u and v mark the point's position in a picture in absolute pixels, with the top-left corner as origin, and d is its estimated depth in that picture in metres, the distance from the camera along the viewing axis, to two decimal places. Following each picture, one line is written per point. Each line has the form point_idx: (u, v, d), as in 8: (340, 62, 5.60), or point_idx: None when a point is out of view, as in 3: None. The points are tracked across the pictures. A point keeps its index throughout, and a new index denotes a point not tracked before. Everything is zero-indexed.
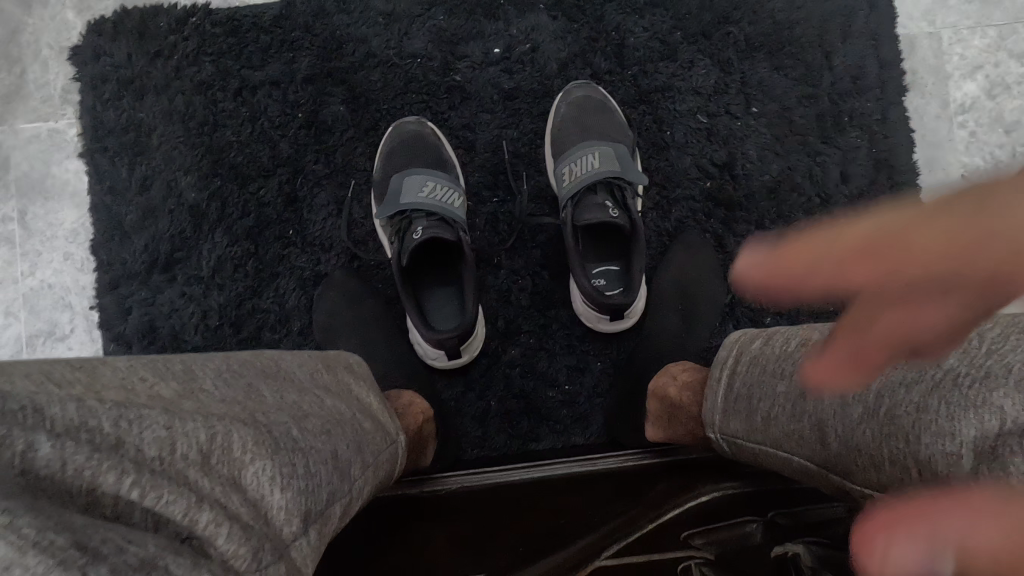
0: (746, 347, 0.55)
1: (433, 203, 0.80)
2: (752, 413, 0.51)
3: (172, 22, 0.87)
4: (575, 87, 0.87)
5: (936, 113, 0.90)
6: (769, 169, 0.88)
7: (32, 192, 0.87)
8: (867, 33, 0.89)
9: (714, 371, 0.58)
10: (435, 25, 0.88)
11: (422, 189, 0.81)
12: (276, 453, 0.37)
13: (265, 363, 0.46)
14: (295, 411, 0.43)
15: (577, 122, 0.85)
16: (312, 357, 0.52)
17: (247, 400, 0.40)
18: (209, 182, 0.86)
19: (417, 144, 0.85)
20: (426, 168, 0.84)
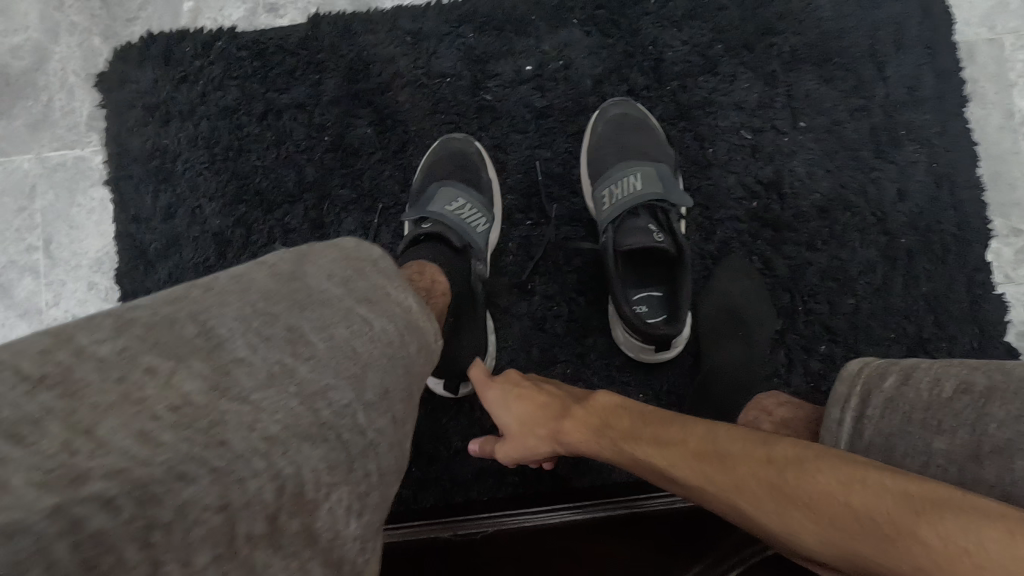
0: (876, 383, 0.49)
1: (457, 223, 0.77)
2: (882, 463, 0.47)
3: (197, 47, 0.85)
4: (612, 104, 0.83)
5: (1000, 124, 0.84)
6: (820, 187, 0.83)
7: (58, 221, 0.86)
8: (921, 40, 0.84)
9: (831, 408, 0.51)
10: (464, 43, 0.85)
11: (455, 203, 0.79)
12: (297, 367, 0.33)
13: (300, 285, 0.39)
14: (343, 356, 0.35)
15: (615, 141, 0.82)
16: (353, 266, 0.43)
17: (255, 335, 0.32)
18: (234, 209, 0.83)
19: (457, 162, 0.82)
20: (457, 184, 0.80)
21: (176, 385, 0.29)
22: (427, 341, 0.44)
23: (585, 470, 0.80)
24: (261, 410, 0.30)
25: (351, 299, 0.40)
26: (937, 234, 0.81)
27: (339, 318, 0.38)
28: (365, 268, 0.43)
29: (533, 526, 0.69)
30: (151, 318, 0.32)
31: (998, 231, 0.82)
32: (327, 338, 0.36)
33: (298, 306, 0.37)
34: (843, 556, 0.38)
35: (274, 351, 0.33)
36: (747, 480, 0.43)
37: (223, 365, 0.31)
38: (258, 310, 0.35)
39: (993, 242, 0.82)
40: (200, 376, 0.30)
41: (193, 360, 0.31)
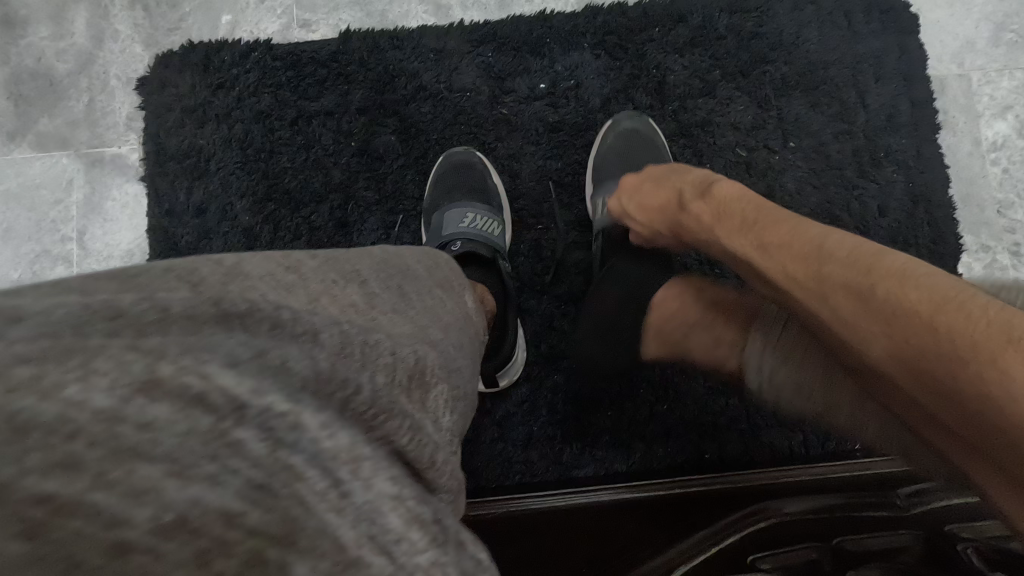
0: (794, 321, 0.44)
1: (474, 233, 0.82)
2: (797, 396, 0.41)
3: (235, 56, 0.91)
4: (625, 116, 0.91)
5: (968, 150, 0.92)
6: (808, 202, 0.90)
7: (92, 213, 0.90)
8: (899, 73, 0.93)
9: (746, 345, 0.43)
10: (484, 61, 0.92)
11: (464, 219, 0.83)
12: (402, 305, 0.38)
13: (392, 257, 0.43)
14: (436, 318, 0.40)
15: (623, 151, 0.88)
16: (424, 252, 0.48)
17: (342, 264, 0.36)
18: (264, 206, 0.88)
19: (462, 171, 0.88)
20: (468, 202, 0.86)
21: (345, 294, 0.33)
22: (478, 331, 0.48)
23: (589, 460, 0.84)
24: (394, 322, 0.35)
25: (432, 280, 0.44)
26: (913, 247, 0.88)
27: (429, 290, 0.42)
28: (441, 263, 0.48)
29: (543, 507, 0.74)
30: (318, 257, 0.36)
31: (969, 247, 0.90)
32: (424, 299, 0.40)
33: (403, 273, 0.41)
34: (894, 351, 0.41)
35: (395, 295, 0.37)
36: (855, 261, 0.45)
37: (366, 291, 0.35)
38: (379, 269, 0.39)
39: (964, 256, 0.89)
40: (358, 294, 0.34)
41: (349, 285, 0.34)
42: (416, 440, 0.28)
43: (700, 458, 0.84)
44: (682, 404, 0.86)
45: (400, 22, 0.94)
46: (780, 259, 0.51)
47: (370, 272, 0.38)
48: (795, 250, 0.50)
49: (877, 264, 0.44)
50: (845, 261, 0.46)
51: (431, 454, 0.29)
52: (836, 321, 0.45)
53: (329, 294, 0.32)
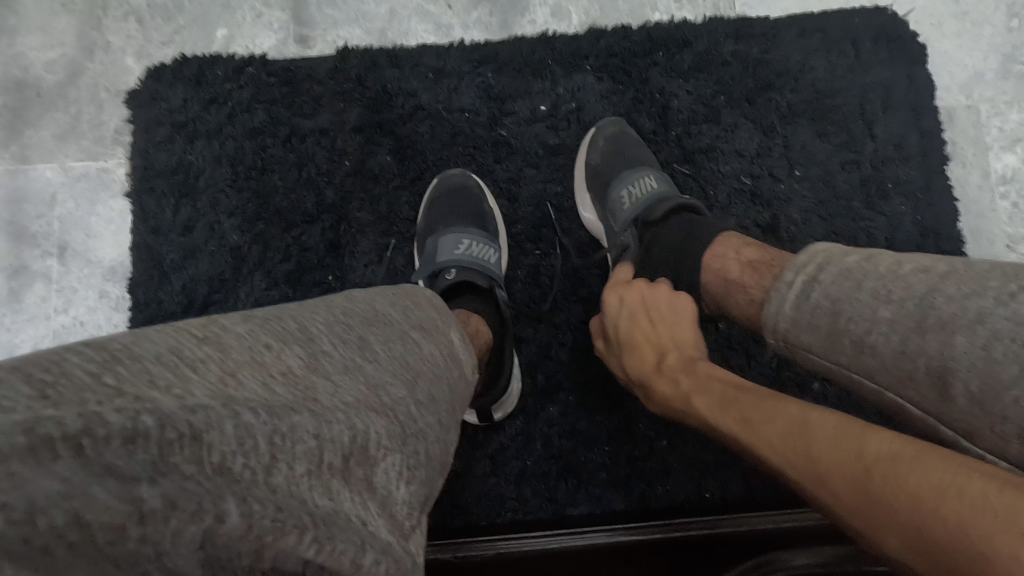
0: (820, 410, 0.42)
1: (470, 259, 0.78)
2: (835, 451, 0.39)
3: (228, 71, 0.89)
4: (608, 122, 0.88)
5: (978, 183, 0.90)
6: (814, 232, 0.88)
7: (75, 228, 0.87)
8: (907, 103, 0.91)
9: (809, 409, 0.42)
10: (484, 81, 0.90)
11: (459, 246, 0.79)
12: (364, 360, 0.35)
13: (360, 304, 0.41)
14: (406, 368, 0.38)
15: (617, 154, 0.85)
16: (398, 291, 0.46)
17: (294, 324, 0.34)
18: (253, 225, 0.86)
19: (455, 196, 0.85)
20: (465, 226, 0.83)
21: (283, 357, 0.31)
22: (465, 374, 0.45)
23: (584, 498, 0.80)
24: (339, 387, 0.32)
25: (409, 323, 0.42)
26: None
27: (398, 339, 0.39)
28: (420, 302, 0.46)
29: (534, 550, 0.71)
30: (268, 313, 0.34)
31: None
32: (389, 349, 0.38)
33: (367, 322, 0.39)
34: None
35: (349, 350, 0.35)
36: (828, 444, 0.39)
37: (315, 349, 0.33)
38: (339, 319, 0.37)
39: None
40: (298, 355, 0.32)
41: (291, 344, 0.32)
42: (328, 552, 0.25)
43: (701, 497, 0.80)
44: (682, 440, 0.82)
45: (399, 40, 0.92)
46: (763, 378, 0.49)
47: (328, 327, 0.36)
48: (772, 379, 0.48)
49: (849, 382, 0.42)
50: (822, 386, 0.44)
51: (352, 559, 0.27)
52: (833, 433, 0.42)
53: (255, 362, 0.29)
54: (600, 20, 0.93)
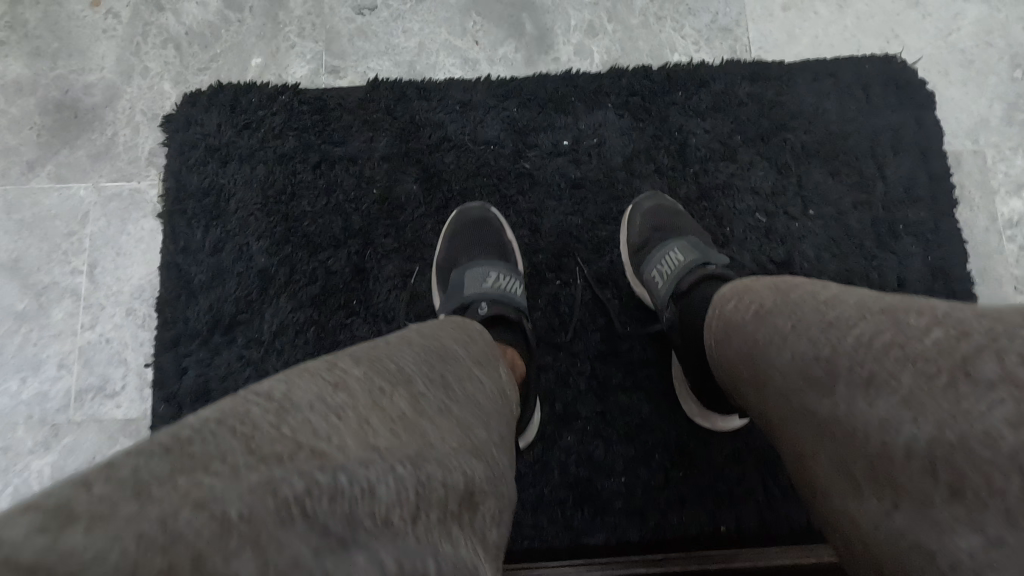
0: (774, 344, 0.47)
1: (498, 293, 0.78)
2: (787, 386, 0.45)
3: (262, 99, 0.92)
4: (645, 198, 0.89)
5: (985, 226, 0.93)
6: (827, 269, 0.90)
7: (105, 246, 0.89)
8: (915, 147, 0.94)
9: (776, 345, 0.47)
10: (509, 115, 0.93)
11: (487, 279, 0.79)
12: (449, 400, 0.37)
13: (431, 340, 0.42)
14: (480, 409, 0.40)
15: (654, 229, 0.86)
16: (448, 323, 0.48)
17: (386, 365, 0.36)
18: (280, 248, 0.88)
19: (479, 229, 0.87)
20: (489, 258, 0.84)
21: (396, 400, 0.34)
22: (513, 410, 0.47)
23: (601, 527, 0.81)
24: (444, 432, 0.34)
25: (470, 358, 0.44)
26: None
27: (468, 374, 0.42)
28: (474, 334, 0.48)
29: None
30: (365, 356, 0.37)
31: None
32: (463, 388, 0.40)
33: (443, 359, 0.41)
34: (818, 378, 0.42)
35: (438, 393, 0.37)
36: (805, 397, 0.43)
37: (411, 393, 0.35)
38: (420, 359, 0.39)
39: None
40: (408, 399, 0.34)
41: (396, 388, 0.35)
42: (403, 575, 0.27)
43: (716, 528, 0.81)
44: (698, 471, 0.83)
45: (427, 73, 0.95)
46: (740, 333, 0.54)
47: (411, 366, 0.38)
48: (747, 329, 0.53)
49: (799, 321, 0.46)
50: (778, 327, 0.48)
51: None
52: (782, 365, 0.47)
53: (378, 407, 0.32)
54: (620, 59, 0.97)
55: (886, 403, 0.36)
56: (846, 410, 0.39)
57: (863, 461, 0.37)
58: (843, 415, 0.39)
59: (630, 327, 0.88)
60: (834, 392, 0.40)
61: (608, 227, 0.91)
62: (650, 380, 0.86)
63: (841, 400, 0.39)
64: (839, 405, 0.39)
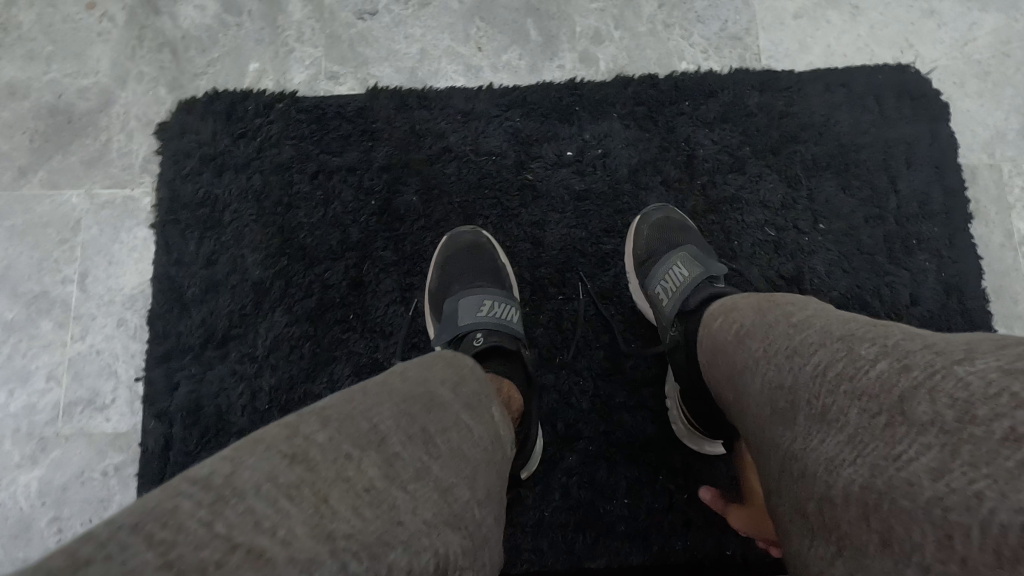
0: (747, 361, 0.48)
1: (493, 322, 0.75)
2: (753, 401, 0.45)
3: (259, 107, 0.90)
4: (654, 209, 0.87)
5: (1001, 242, 0.90)
6: (837, 286, 0.88)
7: (97, 255, 0.87)
8: (929, 160, 0.92)
9: (748, 362, 0.47)
10: (511, 125, 0.91)
11: (481, 308, 0.76)
12: (426, 457, 0.35)
13: (415, 387, 0.40)
14: (464, 463, 0.37)
15: (657, 240, 0.84)
16: (441, 361, 0.45)
17: (348, 425, 0.34)
18: (276, 260, 0.85)
19: (473, 253, 0.85)
20: (483, 286, 0.82)
21: (363, 470, 0.31)
22: (506, 453, 0.44)
23: (603, 552, 0.78)
24: (419, 498, 0.32)
25: (461, 402, 0.41)
26: None
27: (456, 421, 0.39)
28: (469, 373, 0.45)
29: None
30: (338, 414, 0.35)
31: None
32: (448, 439, 0.37)
33: (427, 406, 0.38)
34: (772, 394, 0.43)
35: (416, 449, 0.35)
36: (764, 412, 0.44)
37: (382, 459, 0.33)
38: (400, 412, 0.36)
39: None
40: (377, 464, 0.32)
41: (366, 452, 0.33)
42: None
43: (722, 553, 0.79)
44: None
45: (429, 81, 0.93)
46: (722, 342, 0.54)
47: (386, 422, 0.35)
48: (728, 338, 0.53)
49: (772, 340, 0.46)
50: (756, 342, 0.48)
51: None
52: (747, 377, 0.47)
53: (342, 479, 0.30)
54: (627, 68, 0.94)
55: (834, 438, 0.36)
56: (800, 444, 0.38)
57: (810, 499, 0.36)
58: (798, 450, 0.38)
59: (635, 346, 0.85)
60: (795, 424, 0.40)
61: (612, 240, 0.88)
62: (655, 399, 0.83)
63: (799, 433, 0.39)
64: (796, 437, 0.39)
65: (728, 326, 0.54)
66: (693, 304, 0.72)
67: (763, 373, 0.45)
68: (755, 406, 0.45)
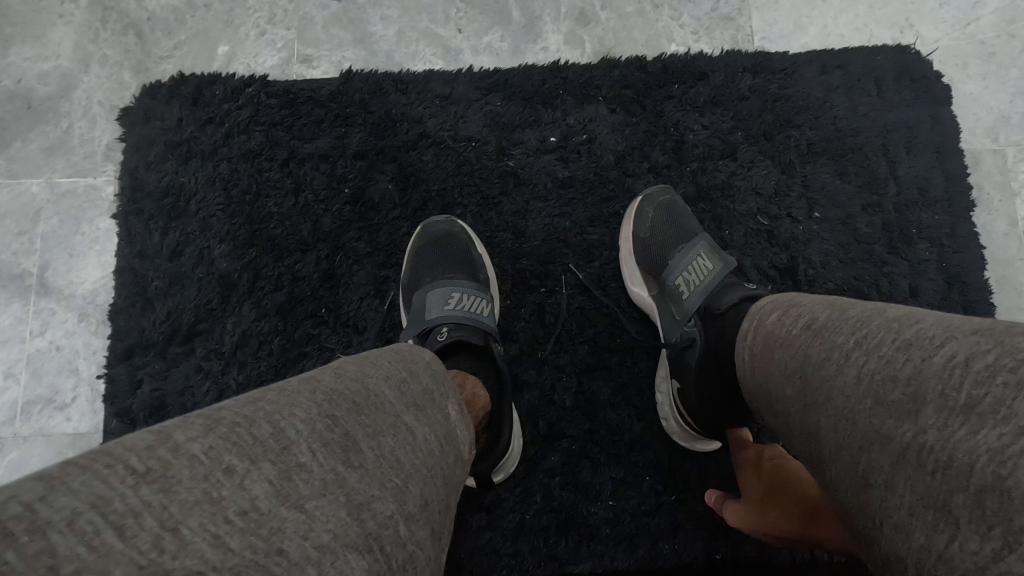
0: (830, 349, 0.40)
1: (460, 315, 0.72)
2: (842, 392, 0.37)
3: (227, 91, 0.86)
4: (657, 190, 0.83)
5: (1004, 230, 0.86)
6: (833, 277, 0.84)
7: (57, 247, 0.83)
8: (930, 145, 0.87)
9: (834, 350, 0.39)
10: (492, 110, 0.87)
11: (448, 301, 0.73)
12: (345, 466, 0.32)
13: (350, 385, 0.37)
14: (394, 472, 0.34)
15: (667, 226, 0.80)
16: (388, 359, 0.43)
17: (252, 428, 0.30)
18: (244, 252, 0.81)
19: (446, 244, 0.80)
20: (454, 277, 0.78)
21: (247, 486, 0.27)
22: (460, 453, 0.42)
23: (586, 556, 0.75)
24: (315, 519, 0.28)
25: (401, 404, 0.38)
26: None
27: (391, 424, 0.36)
28: (417, 372, 0.43)
29: None
30: (234, 417, 0.30)
31: None
32: (377, 445, 0.34)
33: (358, 407, 0.35)
34: (878, 384, 0.35)
35: (331, 456, 0.31)
36: (863, 406, 0.35)
37: (287, 467, 0.29)
38: (321, 412, 0.33)
39: None
40: (266, 480, 0.28)
41: (260, 463, 0.29)
42: None
43: (711, 557, 0.75)
44: (692, 495, 0.77)
45: (406, 64, 0.89)
46: (784, 333, 0.46)
47: (303, 425, 0.32)
48: (792, 328, 0.45)
49: (867, 325, 0.38)
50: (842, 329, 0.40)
51: None
52: (831, 366, 0.39)
53: (207, 500, 0.26)
54: (614, 49, 0.90)
55: (995, 430, 0.28)
56: (936, 437, 0.30)
57: (959, 495, 0.28)
58: (932, 442, 0.30)
59: (621, 340, 0.81)
60: (918, 416, 0.32)
61: (597, 230, 0.84)
62: (641, 396, 0.79)
63: (931, 424, 0.31)
64: (928, 430, 0.31)
65: (792, 316, 0.46)
66: (722, 305, 0.63)
67: (857, 363, 0.37)
68: (846, 399, 0.37)
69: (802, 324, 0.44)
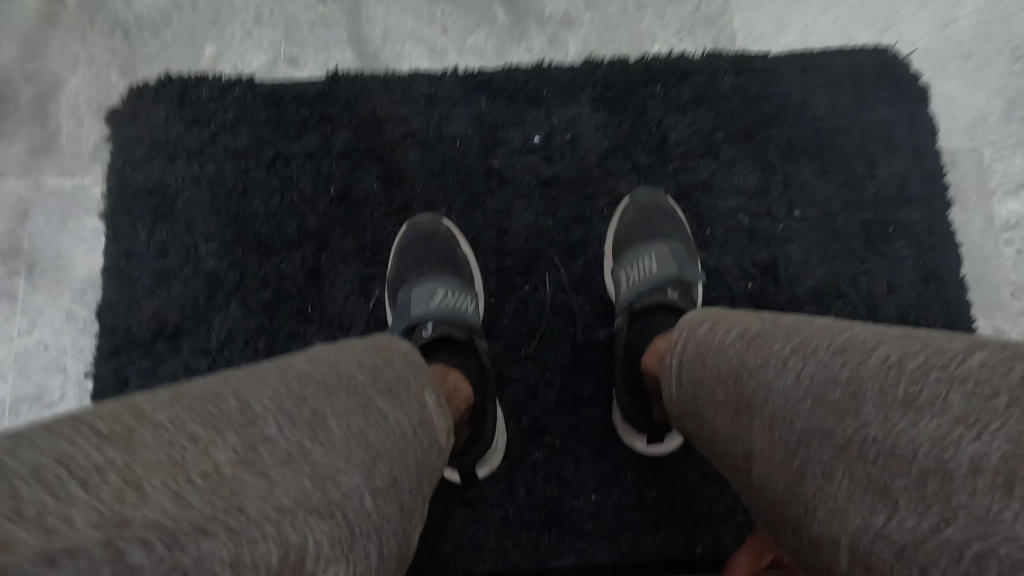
0: (768, 353, 0.41)
1: (445, 309, 0.73)
2: (778, 393, 0.38)
3: (213, 91, 0.86)
4: (642, 192, 0.85)
5: (981, 228, 0.88)
6: (813, 274, 0.85)
7: (44, 246, 0.84)
8: (908, 144, 0.89)
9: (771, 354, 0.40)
10: (476, 109, 0.88)
11: (433, 297, 0.75)
12: (311, 441, 0.33)
13: (322, 368, 0.38)
14: (362, 450, 0.35)
15: (644, 227, 0.82)
16: (365, 347, 0.44)
17: (212, 407, 0.31)
18: (231, 251, 0.82)
19: (431, 241, 0.82)
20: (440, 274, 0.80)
21: (211, 454, 0.29)
22: (435, 439, 0.43)
23: (569, 550, 0.76)
24: (277, 485, 0.29)
25: (374, 388, 0.39)
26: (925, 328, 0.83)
27: (362, 405, 0.37)
28: (392, 359, 0.44)
29: None
30: (202, 392, 0.32)
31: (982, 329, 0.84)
32: (346, 423, 0.35)
33: (331, 388, 0.37)
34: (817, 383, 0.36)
35: (299, 431, 0.33)
36: (800, 405, 0.36)
37: (253, 439, 0.31)
38: (291, 390, 0.34)
39: None
40: (231, 449, 0.29)
41: (226, 433, 0.30)
42: None
43: (691, 550, 0.76)
44: (673, 489, 0.78)
45: (392, 64, 0.90)
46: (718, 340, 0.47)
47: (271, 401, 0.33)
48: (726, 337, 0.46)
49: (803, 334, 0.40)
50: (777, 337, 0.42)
51: None
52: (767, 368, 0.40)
53: (171, 464, 0.27)
54: (597, 50, 0.91)
55: (933, 421, 0.30)
56: (878, 429, 0.32)
57: (902, 478, 0.30)
58: (874, 435, 0.32)
59: (603, 337, 0.82)
60: (859, 413, 0.33)
61: (581, 229, 0.85)
62: None
63: (871, 418, 0.32)
64: (868, 424, 0.32)
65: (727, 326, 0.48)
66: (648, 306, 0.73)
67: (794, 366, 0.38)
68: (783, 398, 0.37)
69: (738, 332, 0.45)
